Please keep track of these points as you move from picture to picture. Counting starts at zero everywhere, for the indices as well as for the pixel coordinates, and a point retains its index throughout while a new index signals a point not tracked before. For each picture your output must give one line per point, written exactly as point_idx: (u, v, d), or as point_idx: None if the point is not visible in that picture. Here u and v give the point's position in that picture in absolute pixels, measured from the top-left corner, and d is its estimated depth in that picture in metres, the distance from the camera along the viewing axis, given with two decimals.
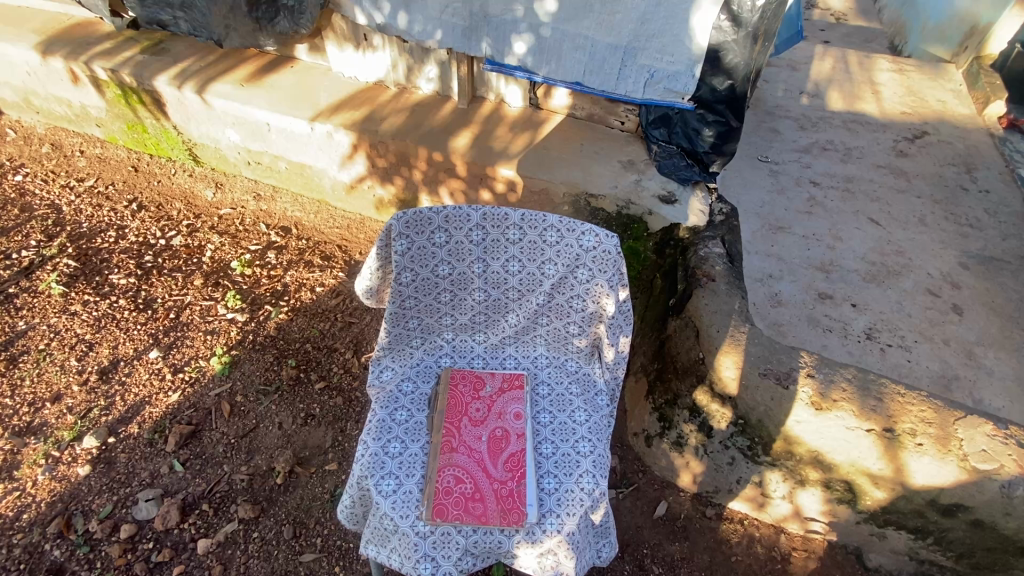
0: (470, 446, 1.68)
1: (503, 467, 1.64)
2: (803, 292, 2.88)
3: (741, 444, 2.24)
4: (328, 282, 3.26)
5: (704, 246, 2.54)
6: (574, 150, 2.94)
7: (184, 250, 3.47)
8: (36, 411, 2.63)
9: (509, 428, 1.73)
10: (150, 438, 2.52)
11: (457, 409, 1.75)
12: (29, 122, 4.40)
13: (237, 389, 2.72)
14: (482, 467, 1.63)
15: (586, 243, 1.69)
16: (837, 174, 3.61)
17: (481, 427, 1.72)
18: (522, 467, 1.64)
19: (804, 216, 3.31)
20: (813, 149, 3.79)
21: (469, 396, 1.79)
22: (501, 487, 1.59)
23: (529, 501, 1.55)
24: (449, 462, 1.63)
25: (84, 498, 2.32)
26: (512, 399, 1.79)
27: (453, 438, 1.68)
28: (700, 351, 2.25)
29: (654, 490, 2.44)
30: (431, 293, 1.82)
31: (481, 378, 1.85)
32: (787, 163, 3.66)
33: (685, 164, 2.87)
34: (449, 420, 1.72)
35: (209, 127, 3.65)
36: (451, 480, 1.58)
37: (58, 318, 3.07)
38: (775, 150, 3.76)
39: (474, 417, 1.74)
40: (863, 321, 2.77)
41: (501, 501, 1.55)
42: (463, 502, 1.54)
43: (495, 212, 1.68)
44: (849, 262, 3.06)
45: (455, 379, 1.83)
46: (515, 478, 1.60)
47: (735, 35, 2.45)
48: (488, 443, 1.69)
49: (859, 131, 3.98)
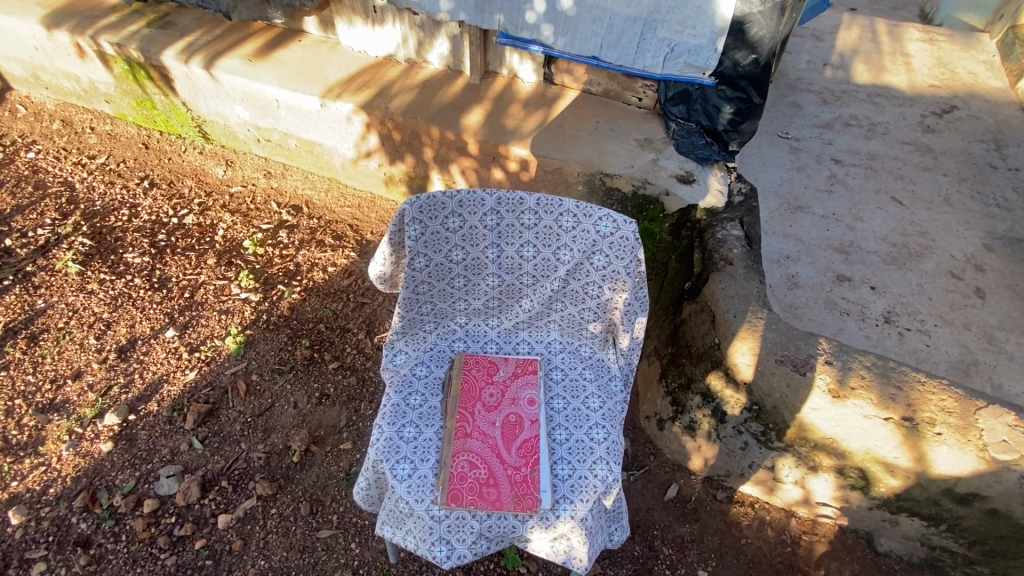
0: (484, 431, 1.67)
1: (516, 453, 1.63)
2: (821, 274, 2.83)
3: (755, 429, 2.21)
4: (340, 261, 3.26)
5: (722, 229, 2.50)
6: (589, 127, 2.85)
7: (197, 229, 3.49)
8: (58, 388, 2.69)
9: (522, 413, 1.72)
10: (169, 416, 2.57)
11: (470, 394, 1.75)
12: (38, 97, 4.38)
13: (252, 368, 2.76)
14: (495, 452, 1.63)
15: (603, 229, 1.63)
16: (860, 151, 3.49)
17: (495, 413, 1.72)
18: (536, 453, 1.63)
19: (824, 195, 3.22)
20: (836, 125, 3.67)
21: (482, 381, 1.79)
22: (515, 473, 1.59)
23: (542, 488, 1.56)
24: (462, 447, 1.63)
25: (107, 474, 2.38)
26: (526, 385, 1.78)
27: (467, 424, 1.68)
28: (715, 336, 2.22)
29: (665, 473, 2.45)
30: (445, 279, 1.78)
31: (494, 363, 1.84)
32: (808, 139, 3.54)
33: (704, 143, 2.77)
34: (463, 406, 1.72)
35: (218, 103, 3.61)
36: (465, 465, 1.59)
37: (76, 297, 3.11)
38: (796, 126, 3.65)
39: (487, 402, 1.74)
40: (881, 304, 2.72)
41: (515, 487, 1.56)
42: (477, 488, 1.55)
43: (510, 197, 1.63)
44: (869, 242, 2.99)
45: (469, 364, 1.83)
46: (529, 464, 1.60)
47: (761, 6, 2.35)
48: (502, 428, 1.69)
49: (885, 105, 3.83)
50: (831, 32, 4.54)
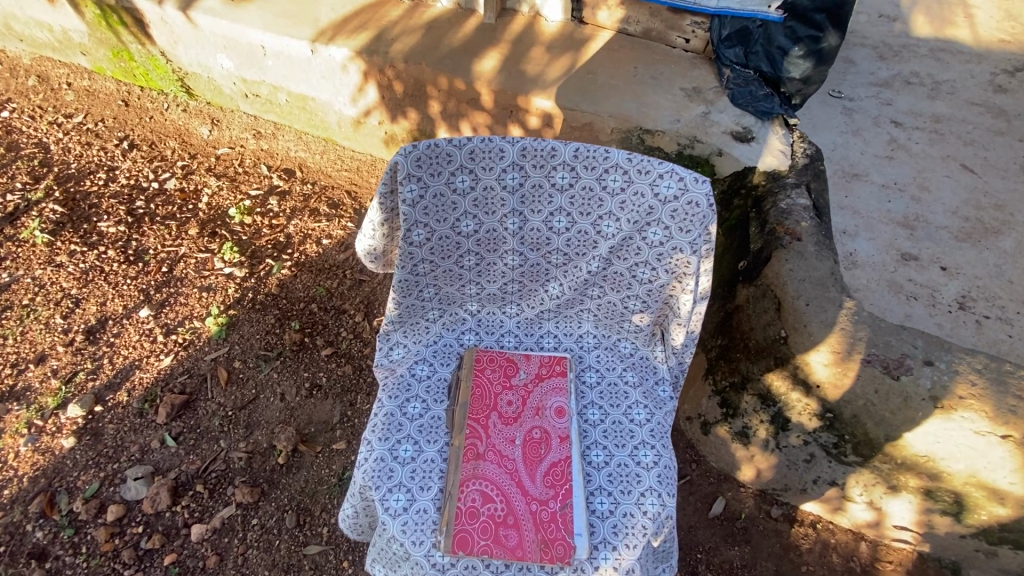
0: (500, 452, 1.31)
1: (542, 482, 1.27)
2: (882, 253, 2.37)
3: (826, 441, 1.83)
4: (336, 233, 2.89)
5: (785, 197, 2.04)
6: (625, 74, 2.38)
7: (179, 195, 3.12)
8: (19, 373, 2.39)
9: (549, 428, 1.36)
10: (139, 408, 2.26)
11: (483, 403, 1.38)
12: (13, 50, 3.99)
13: (235, 354, 2.42)
14: (515, 480, 1.27)
15: (663, 191, 1.21)
16: (923, 113, 2.98)
17: (514, 427, 1.35)
18: (568, 483, 1.27)
19: (884, 162, 2.72)
20: (895, 83, 3.13)
21: (498, 386, 1.41)
22: (540, 509, 1.23)
23: (576, 531, 1.21)
24: (473, 473, 1.27)
25: (68, 474, 2.09)
26: (554, 391, 1.41)
27: (479, 442, 1.32)
28: (781, 327, 1.82)
29: (710, 484, 2.11)
30: (451, 257, 1.38)
31: (512, 363, 1.46)
32: (865, 99, 3.02)
33: (765, 93, 2.28)
34: (473, 417, 1.36)
35: (200, 53, 3.19)
36: (476, 499, 1.24)
37: (43, 270, 2.78)
38: (849, 84, 3.12)
39: (504, 413, 1.37)
40: (954, 288, 2.28)
41: (541, 529, 1.21)
42: (492, 531, 1.20)
43: (538, 145, 1.20)
44: (939, 217, 2.53)
45: (481, 362, 1.45)
46: (558, 498, 1.25)
47: None
48: (524, 448, 1.32)
49: (949, 62, 3.27)
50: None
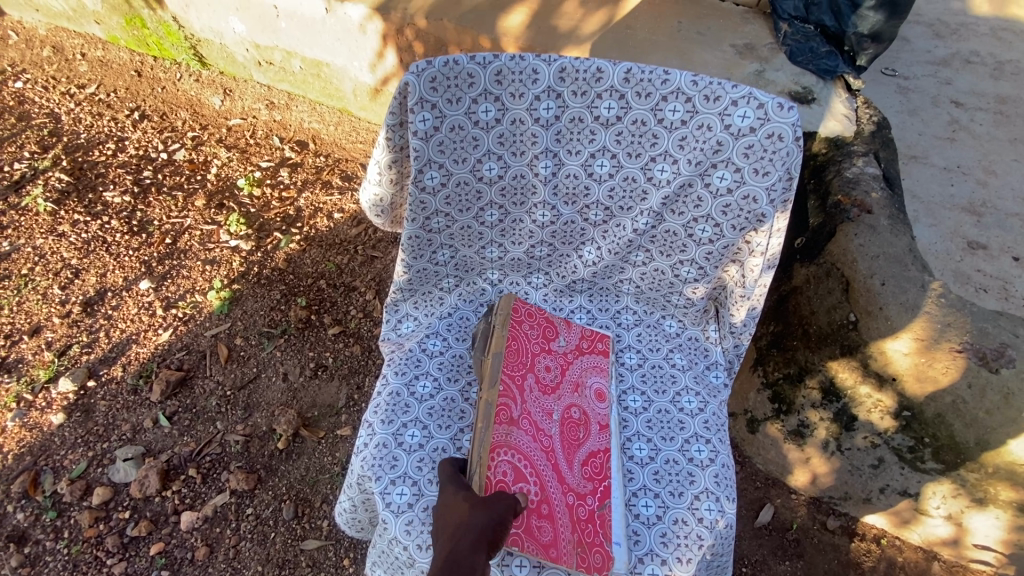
0: (535, 424, 1.06)
1: (580, 472, 1.06)
2: (946, 240, 2.06)
3: (900, 444, 1.58)
4: (348, 207, 2.70)
5: (850, 165, 1.79)
6: (668, 29, 2.13)
7: (188, 166, 2.98)
8: (13, 345, 2.27)
9: (589, 411, 1.13)
10: (133, 385, 2.10)
11: (520, 361, 1.10)
12: (30, 22, 3.91)
13: (237, 330, 2.26)
14: (551, 462, 1.04)
15: (735, 124, 0.99)
16: (986, 93, 2.62)
17: (551, 399, 1.11)
18: (608, 479, 1.06)
19: (945, 143, 2.41)
20: (954, 62, 2.76)
21: (536, 346, 1.15)
22: (577, 505, 1.02)
23: (614, 538, 1.01)
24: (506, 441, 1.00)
25: (55, 453, 1.95)
26: (595, 368, 1.18)
27: (514, 406, 1.04)
28: (850, 311, 1.58)
29: (756, 489, 1.87)
30: (471, 209, 1.17)
31: (553, 325, 1.20)
32: (921, 78, 2.67)
33: (827, 51, 2.03)
34: (508, 372, 1.06)
35: (213, 17, 3.04)
36: (508, 473, 0.98)
37: (45, 240, 2.66)
38: (903, 62, 2.77)
39: (541, 380, 1.12)
40: None
41: (578, 529, 1.00)
42: (526, 518, 0.97)
43: (581, 65, 0.98)
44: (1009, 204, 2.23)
45: (519, 314, 1.15)
46: (597, 496, 1.04)
47: None
48: (561, 428, 1.09)
49: (1014, 41, 2.88)
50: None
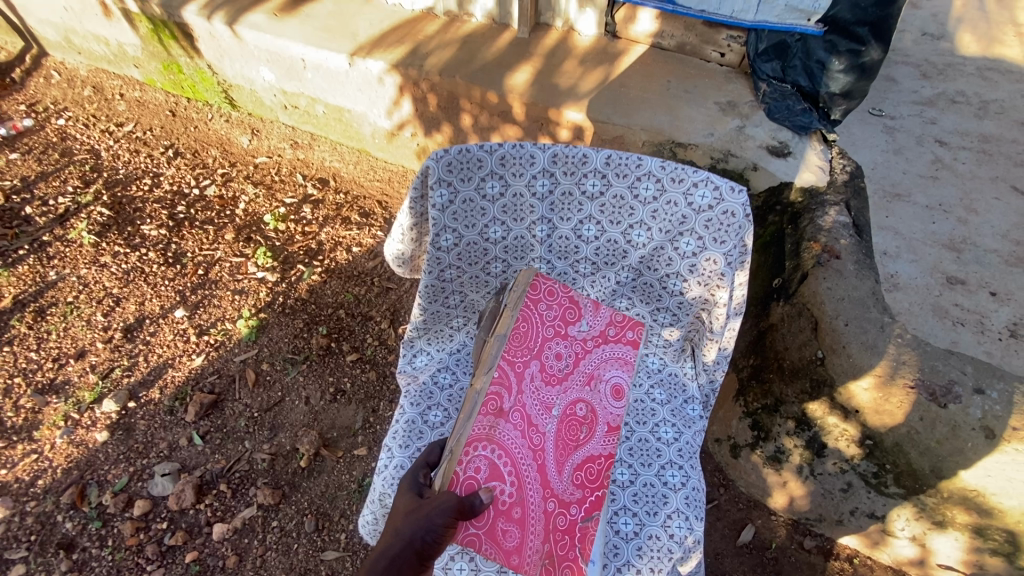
0: (528, 420, 1.23)
1: (569, 479, 1.21)
2: (926, 275, 2.18)
3: (865, 470, 1.75)
4: (366, 241, 2.92)
5: (822, 214, 1.97)
6: (658, 87, 2.37)
7: (218, 201, 3.22)
8: (60, 367, 2.49)
9: (595, 410, 1.26)
10: (170, 406, 2.31)
11: (524, 348, 1.28)
12: (72, 63, 4.20)
13: (263, 356, 2.46)
14: (538, 463, 1.20)
15: (698, 201, 1.21)
16: (970, 131, 2.75)
17: (557, 391, 1.28)
18: (596, 487, 1.19)
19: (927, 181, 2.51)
20: (940, 102, 2.89)
21: (550, 330, 1.31)
22: (557, 511, 1.18)
23: (591, 557, 1.14)
24: (487, 436, 1.19)
25: (100, 467, 2.15)
26: (612, 360, 1.29)
27: (505, 399, 1.23)
28: (818, 348, 1.75)
29: (739, 510, 2.05)
30: (478, 263, 1.38)
31: (577, 308, 1.32)
32: (906, 118, 2.80)
33: (802, 108, 2.23)
34: (504, 361, 1.25)
35: (244, 65, 3.26)
36: (483, 468, 1.16)
37: (88, 270, 2.91)
38: (891, 102, 2.87)
39: (548, 369, 1.29)
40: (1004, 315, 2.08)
41: (550, 539, 1.16)
42: (492, 521, 1.14)
43: (570, 152, 1.20)
44: (987, 240, 2.32)
45: (536, 290, 1.31)
46: (580, 506, 1.18)
47: None
48: (559, 426, 1.25)
49: (999, 81, 3.01)
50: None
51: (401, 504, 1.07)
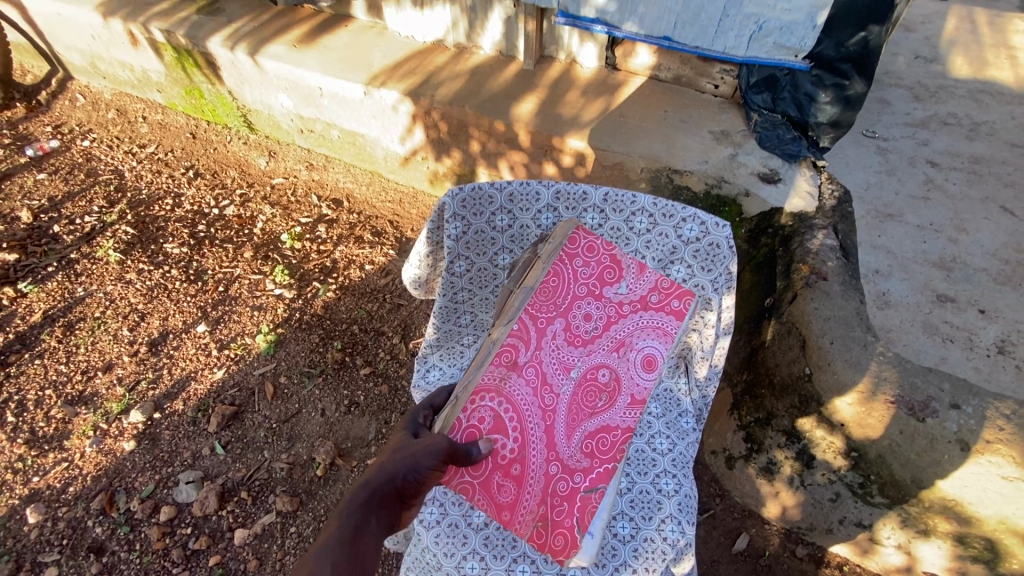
0: (544, 380, 1.38)
1: (577, 446, 1.35)
2: (915, 293, 2.12)
3: (851, 480, 1.87)
4: (378, 259, 3.06)
5: (812, 237, 2.08)
6: (656, 117, 2.52)
7: (236, 221, 3.35)
8: (89, 380, 2.63)
9: (617, 378, 1.38)
10: (193, 417, 2.46)
11: (551, 305, 1.40)
12: (96, 87, 4.35)
13: (281, 370, 2.59)
14: (546, 424, 1.36)
15: (687, 233, 1.37)
16: (962, 152, 2.65)
17: (580, 354, 1.40)
18: (600, 458, 1.33)
19: (919, 201, 2.44)
20: (932, 123, 2.81)
21: (583, 289, 1.40)
22: (562, 477, 1.32)
23: (589, 531, 1.27)
24: (497, 388, 1.35)
25: (127, 475, 2.30)
26: (647, 330, 1.38)
27: (523, 354, 1.38)
28: (806, 365, 1.86)
29: (734, 519, 2.18)
30: (487, 288, 1.51)
31: (615, 268, 1.38)
32: (899, 139, 2.73)
33: (792, 137, 2.37)
34: (525, 318, 1.39)
35: (263, 93, 3.43)
36: (490, 419, 1.33)
37: (114, 286, 3.05)
38: (884, 124, 2.82)
39: (573, 329, 1.40)
40: (992, 332, 2.02)
41: (546, 503, 1.30)
42: (490, 474, 1.32)
43: (572, 190, 1.36)
44: (978, 259, 2.24)
45: (575, 241, 1.37)
46: (584, 474, 1.32)
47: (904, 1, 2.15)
48: (577, 390, 1.38)
49: (990, 103, 2.92)
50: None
51: (388, 446, 1.15)
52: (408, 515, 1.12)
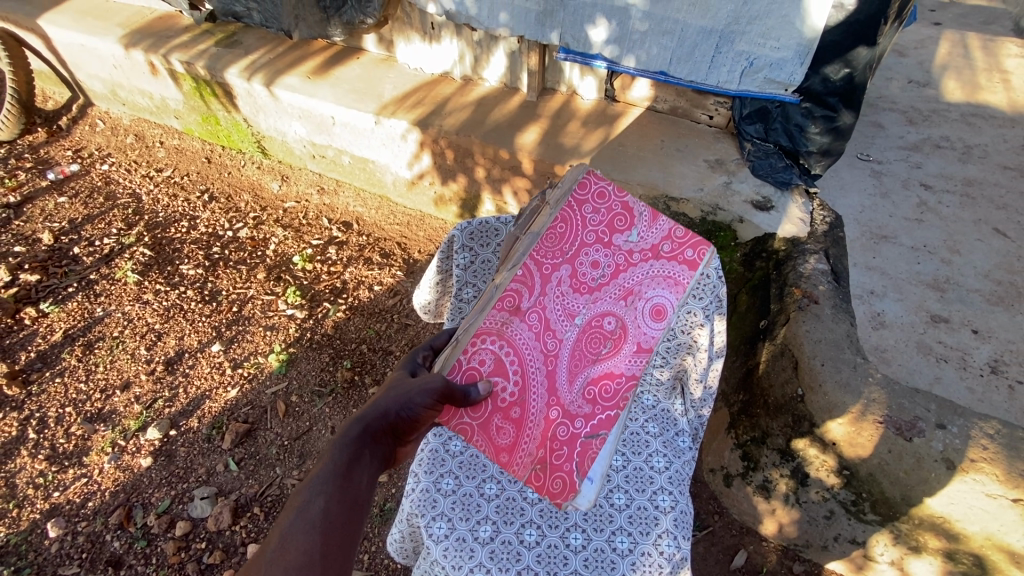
0: (547, 325, 1.42)
1: (578, 392, 1.40)
2: (910, 314, 2.20)
3: (844, 498, 1.94)
4: (386, 280, 3.16)
5: (804, 261, 2.17)
6: (653, 146, 2.64)
7: (250, 242, 3.47)
8: (107, 398, 2.73)
9: (623, 325, 1.43)
10: (207, 434, 2.56)
11: (559, 251, 1.42)
12: (116, 113, 4.52)
13: (292, 389, 2.69)
14: (548, 368, 1.40)
15: None
16: (954, 176, 2.74)
17: (585, 301, 1.43)
18: (602, 402, 1.39)
19: (912, 224, 2.52)
20: (925, 147, 2.90)
21: (591, 237, 1.43)
22: (562, 420, 1.37)
23: (587, 476, 1.32)
24: (499, 331, 1.38)
25: (144, 491, 2.40)
26: (656, 280, 1.42)
27: (527, 299, 1.41)
28: (798, 386, 1.94)
29: (732, 536, 2.26)
30: None
31: (625, 219, 1.43)
32: (894, 162, 2.82)
33: (784, 165, 2.49)
34: (530, 264, 1.41)
35: (278, 120, 3.58)
36: (492, 362, 1.36)
37: (132, 306, 3.16)
38: (878, 147, 2.91)
39: (578, 276, 1.43)
40: (985, 351, 2.09)
41: (545, 446, 1.35)
42: (490, 416, 1.35)
43: None
44: (970, 280, 2.31)
45: (586, 189, 1.42)
46: (585, 418, 1.37)
47: (889, 34, 2.20)
48: (581, 336, 1.43)
49: (982, 126, 3.02)
50: (911, 26, 3.83)
51: (389, 384, 1.24)
52: (406, 449, 1.21)
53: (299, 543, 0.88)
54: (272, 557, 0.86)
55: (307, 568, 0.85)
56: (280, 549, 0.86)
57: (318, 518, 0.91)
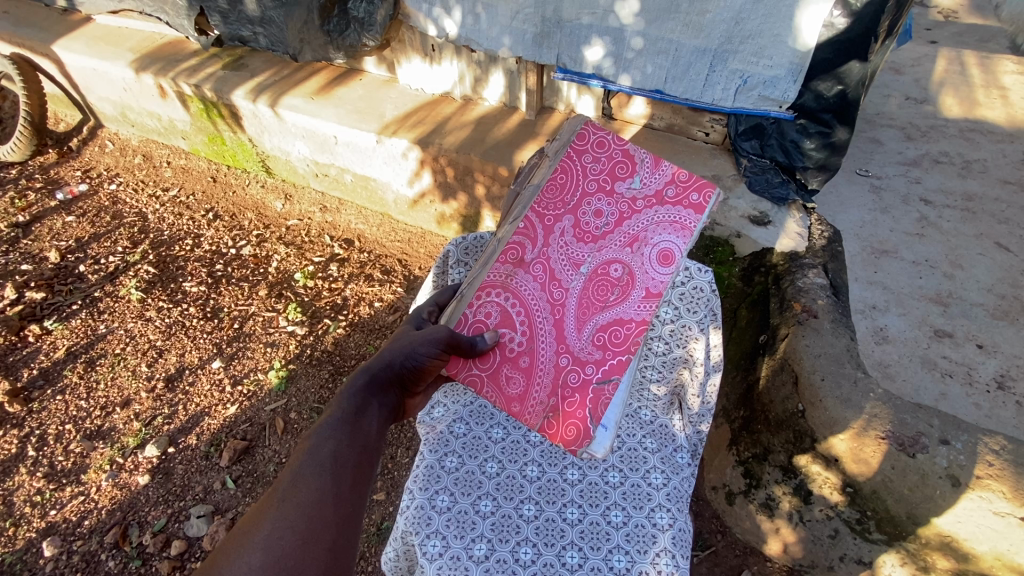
0: (553, 276, 1.35)
1: (589, 337, 1.31)
2: (913, 328, 2.18)
3: (849, 516, 1.90)
4: (386, 297, 3.18)
5: (802, 275, 2.17)
6: None
7: (253, 260, 3.49)
8: (107, 415, 2.74)
9: (632, 271, 1.32)
10: (206, 451, 2.55)
11: (560, 202, 1.36)
12: (125, 134, 4.62)
13: (291, 406, 2.69)
14: (557, 317, 1.33)
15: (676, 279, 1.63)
16: (954, 191, 2.74)
17: (592, 250, 1.34)
18: (613, 348, 1.29)
19: (913, 238, 2.52)
20: (924, 162, 2.91)
21: (593, 185, 1.36)
22: (571, 369, 1.30)
23: (602, 421, 1.27)
24: (504, 284, 1.34)
25: (140, 509, 2.39)
26: (663, 224, 1.30)
27: (533, 250, 1.35)
28: (799, 401, 1.92)
29: (735, 556, 2.22)
30: None
31: (625, 167, 1.35)
32: (892, 177, 2.83)
33: (780, 181, 2.52)
34: (532, 215, 1.37)
35: (281, 139, 3.64)
36: (498, 313, 1.33)
37: (134, 324, 3.18)
38: (877, 163, 2.93)
39: (582, 226, 1.35)
40: (990, 366, 2.06)
41: (556, 392, 1.29)
42: (499, 367, 1.31)
43: None
44: (974, 294, 2.30)
45: (584, 140, 1.37)
46: (596, 363, 1.30)
47: (883, 51, 2.26)
48: (590, 286, 1.33)
49: (980, 140, 3.03)
50: (907, 45, 3.88)
51: (395, 338, 1.28)
52: (415, 401, 1.31)
53: (311, 482, 0.92)
54: (283, 495, 0.90)
55: (320, 505, 0.90)
56: (291, 488, 0.91)
57: (328, 461, 0.96)
